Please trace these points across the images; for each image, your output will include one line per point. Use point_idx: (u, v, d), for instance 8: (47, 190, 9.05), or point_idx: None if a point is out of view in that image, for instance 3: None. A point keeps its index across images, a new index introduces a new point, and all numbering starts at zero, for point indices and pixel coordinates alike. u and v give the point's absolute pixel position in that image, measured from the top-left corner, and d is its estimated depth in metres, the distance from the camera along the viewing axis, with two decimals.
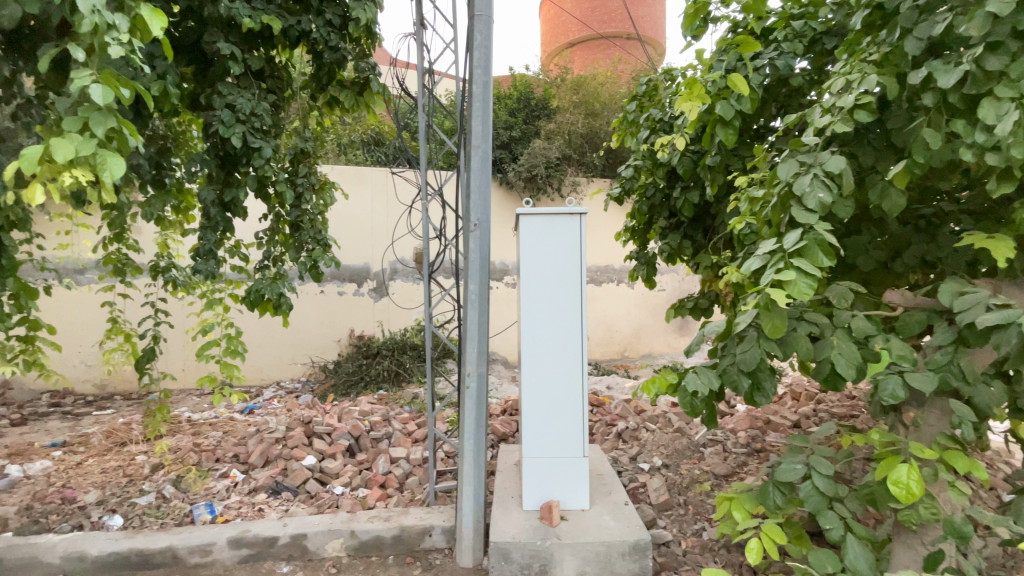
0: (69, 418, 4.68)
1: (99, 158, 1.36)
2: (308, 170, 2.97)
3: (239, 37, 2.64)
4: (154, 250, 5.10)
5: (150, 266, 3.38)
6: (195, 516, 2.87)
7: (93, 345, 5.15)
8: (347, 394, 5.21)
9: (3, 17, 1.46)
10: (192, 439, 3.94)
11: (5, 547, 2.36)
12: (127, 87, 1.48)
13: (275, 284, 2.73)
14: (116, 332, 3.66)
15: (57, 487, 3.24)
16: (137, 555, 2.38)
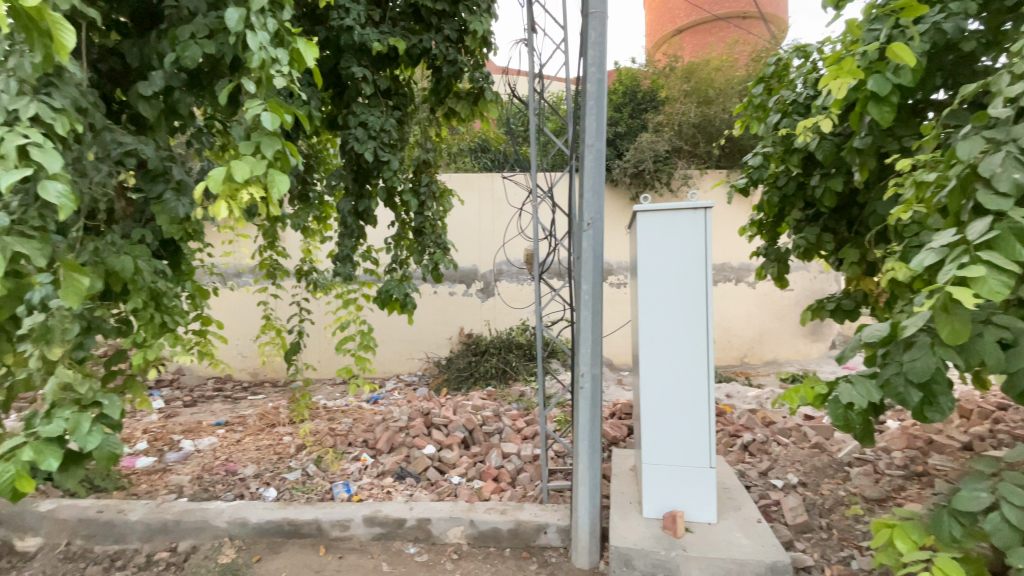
0: (230, 402, 5.48)
1: (269, 177, 1.57)
2: (429, 179, 3.16)
3: (370, 60, 2.90)
4: (297, 256, 5.80)
5: (296, 270, 3.85)
6: (335, 494, 3.20)
7: (249, 338, 6.00)
8: (459, 389, 5.47)
9: (190, 60, 1.74)
10: (328, 425, 4.40)
11: (184, 511, 2.74)
12: (288, 112, 1.69)
13: (402, 285, 2.96)
14: (269, 327, 4.20)
15: (223, 461, 3.80)
16: (288, 524, 2.69)
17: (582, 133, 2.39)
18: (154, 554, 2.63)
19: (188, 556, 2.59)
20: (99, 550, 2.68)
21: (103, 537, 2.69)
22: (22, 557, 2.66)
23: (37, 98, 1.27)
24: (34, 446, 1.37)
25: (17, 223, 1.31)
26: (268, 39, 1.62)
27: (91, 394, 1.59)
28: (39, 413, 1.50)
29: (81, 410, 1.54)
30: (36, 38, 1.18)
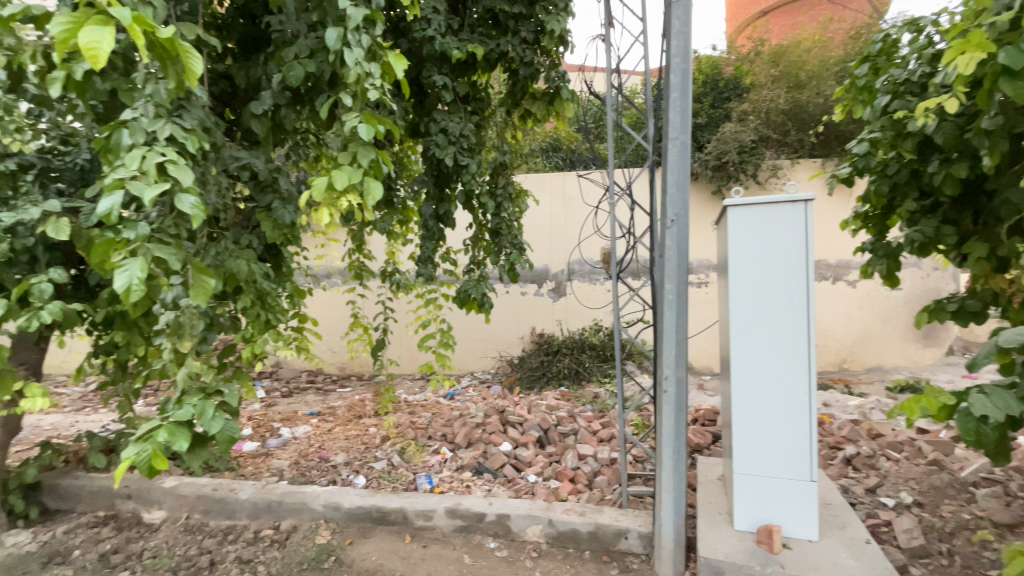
0: (321, 393, 5.90)
1: (365, 184, 1.68)
2: (505, 181, 3.21)
3: (449, 67, 3.00)
4: (380, 257, 6.14)
5: (380, 271, 4.06)
6: (418, 485, 3.34)
7: (338, 335, 6.44)
8: (532, 388, 5.50)
9: (294, 79, 1.90)
10: (410, 418, 4.61)
11: (286, 493, 2.98)
12: (381, 123, 1.80)
13: (479, 285, 3.02)
14: (357, 325, 4.46)
15: (317, 448, 4.10)
16: (377, 511, 2.84)
17: (665, 127, 2.32)
18: (260, 531, 2.88)
19: (289, 535, 2.81)
20: (213, 524, 2.97)
21: (217, 512, 2.98)
22: (150, 526, 3.00)
23: (172, 120, 1.44)
24: (169, 429, 1.55)
25: (157, 231, 1.49)
26: (363, 55, 1.73)
27: (214, 383, 1.76)
28: (172, 399, 1.69)
29: (206, 398, 1.71)
30: (171, 67, 1.34)
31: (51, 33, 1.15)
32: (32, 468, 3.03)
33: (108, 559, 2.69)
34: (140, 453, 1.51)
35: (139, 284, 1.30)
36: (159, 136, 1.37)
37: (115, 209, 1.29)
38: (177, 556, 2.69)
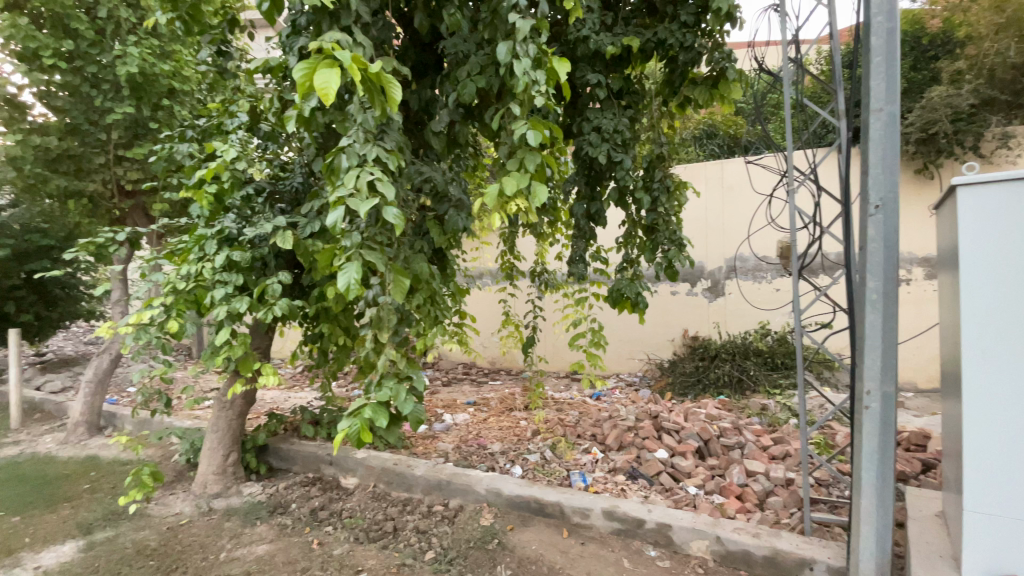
0: (475, 385, 6.32)
1: (532, 188, 1.76)
2: (663, 174, 3.08)
3: (603, 64, 2.96)
4: (529, 258, 6.38)
5: (530, 271, 4.19)
6: (572, 481, 3.38)
7: (491, 332, 6.87)
8: (685, 395, 5.19)
9: (465, 93, 2.07)
10: (559, 415, 4.69)
11: (453, 474, 3.26)
12: (546, 127, 1.86)
13: (633, 284, 2.92)
14: (508, 322, 4.63)
15: (475, 435, 4.41)
16: (535, 502, 2.96)
17: (864, 97, 2.01)
18: (433, 506, 3.18)
19: (457, 513, 3.07)
20: (394, 494, 3.36)
21: (397, 485, 3.38)
22: (346, 490, 3.50)
23: (377, 142, 1.66)
24: (373, 407, 1.81)
25: (367, 238, 1.75)
26: (529, 64, 1.80)
27: (405, 369, 2.00)
28: (374, 382, 1.95)
29: (400, 381, 1.95)
30: (376, 96, 1.54)
31: (294, 78, 1.41)
32: (262, 434, 3.80)
33: (318, 514, 3.20)
34: (351, 426, 1.78)
35: (355, 284, 1.56)
36: (368, 158, 1.60)
37: (338, 221, 1.55)
38: (368, 519, 3.10)
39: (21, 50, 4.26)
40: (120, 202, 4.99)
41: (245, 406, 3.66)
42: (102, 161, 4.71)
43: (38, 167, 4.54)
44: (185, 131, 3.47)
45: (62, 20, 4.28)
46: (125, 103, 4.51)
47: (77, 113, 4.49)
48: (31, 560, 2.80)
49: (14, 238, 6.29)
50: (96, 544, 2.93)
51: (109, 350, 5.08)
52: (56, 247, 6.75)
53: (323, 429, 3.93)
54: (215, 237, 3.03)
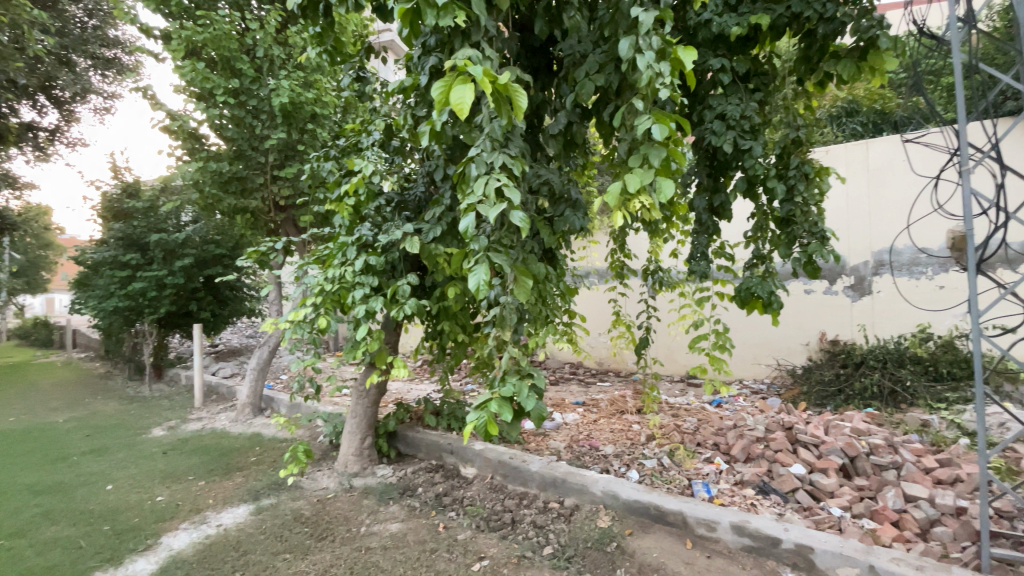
0: (583, 385, 6.29)
1: (657, 183, 1.72)
2: (799, 161, 2.82)
3: (727, 47, 2.78)
4: (641, 256, 6.19)
5: (644, 269, 4.04)
6: (694, 491, 3.21)
7: (601, 332, 6.78)
8: (824, 405, 4.68)
9: (585, 93, 2.08)
10: (675, 420, 4.49)
11: (568, 473, 3.28)
12: (672, 120, 1.80)
13: (765, 282, 2.70)
14: (620, 322, 4.50)
15: (586, 436, 4.38)
16: (655, 509, 2.88)
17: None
18: (549, 502, 3.24)
19: (573, 511, 3.09)
20: (511, 487, 3.47)
21: (513, 478, 3.49)
22: (466, 479, 3.70)
23: (503, 149, 1.73)
24: (498, 401, 1.88)
25: (494, 241, 1.83)
26: (653, 57, 1.75)
27: (527, 366, 2.05)
28: (497, 377, 2.02)
29: (522, 378, 2.01)
30: (503, 105, 1.62)
31: (433, 96, 1.53)
32: (391, 421, 4.17)
33: (442, 499, 3.42)
34: (479, 418, 1.88)
35: (484, 285, 1.65)
36: (496, 165, 1.68)
37: (469, 227, 1.65)
38: (488, 508, 3.24)
39: (202, 92, 5.10)
40: (274, 215, 5.85)
41: (378, 395, 4.03)
42: (261, 181, 5.48)
43: (215, 188, 5.41)
44: (329, 151, 3.92)
45: (231, 63, 5.07)
46: (278, 130, 5.20)
47: (242, 141, 5.27)
48: (215, 518, 3.30)
49: (196, 249, 7.56)
50: (263, 509, 3.40)
51: (268, 342, 5.91)
52: (226, 256, 8.00)
53: (444, 420, 4.20)
54: (355, 244, 3.39)
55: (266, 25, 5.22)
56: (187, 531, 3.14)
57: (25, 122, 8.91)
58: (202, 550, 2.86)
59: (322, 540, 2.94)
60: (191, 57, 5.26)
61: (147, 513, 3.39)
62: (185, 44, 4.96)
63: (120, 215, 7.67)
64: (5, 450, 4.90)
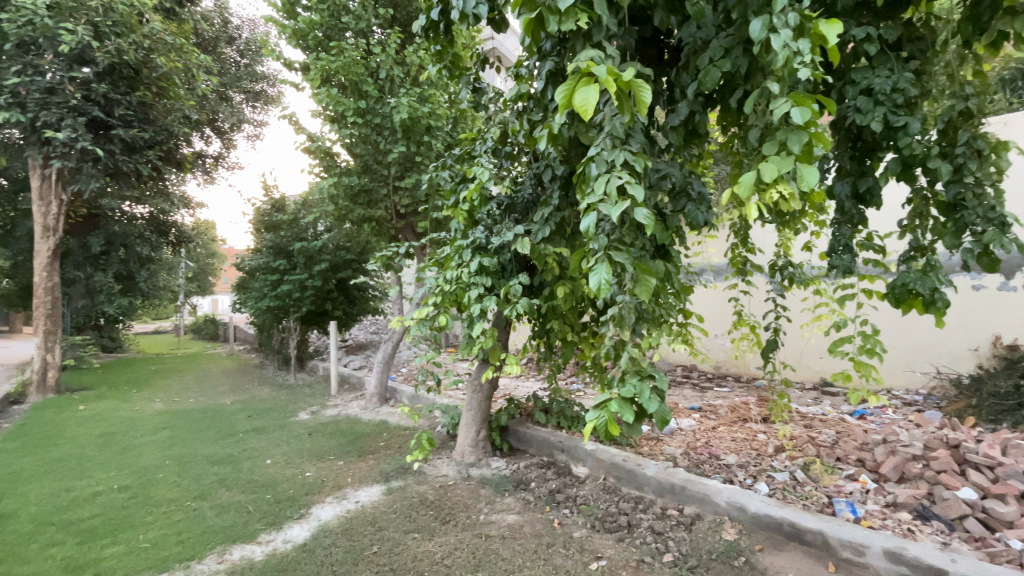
0: (699, 390, 5.97)
1: (797, 171, 1.61)
2: (970, 136, 2.42)
3: (873, 14, 2.46)
4: (766, 251, 5.71)
5: (771, 265, 3.74)
6: (836, 510, 2.90)
7: (719, 334, 6.36)
8: (999, 422, 3.90)
9: (710, 81, 1.99)
10: (808, 431, 4.08)
11: (687, 480, 3.15)
12: (814, 100, 1.65)
13: (927, 277, 2.34)
14: (742, 323, 4.18)
15: (704, 443, 4.16)
16: (790, 526, 2.67)
17: None
18: (666, 509, 3.13)
19: (694, 521, 2.96)
20: (625, 490, 3.41)
21: (627, 481, 3.42)
22: (578, 478, 3.71)
23: (624, 147, 1.70)
24: (618, 402, 1.85)
25: (613, 239, 1.80)
26: (791, 34, 1.62)
27: (648, 368, 1.97)
28: (616, 378, 1.99)
29: (642, 379, 1.94)
30: (626, 103, 1.60)
31: (556, 100, 1.56)
32: (504, 416, 4.32)
33: (555, 496, 3.47)
34: (599, 418, 1.86)
35: (606, 284, 1.62)
36: (616, 163, 1.65)
37: (591, 226, 1.64)
38: (602, 509, 3.22)
39: (335, 114, 5.71)
40: (396, 222, 6.38)
41: (491, 391, 4.20)
42: (385, 192, 5.99)
43: (346, 200, 6.03)
44: (446, 161, 4.16)
45: (358, 85, 5.58)
46: (399, 144, 5.64)
47: (368, 156, 5.79)
48: (354, 495, 3.68)
49: (330, 255, 8.49)
50: (393, 490, 3.72)
51: (391, 338, 6.43)
52: (355, 260, 8.86)
53: (554, 417, 4.25)
54: (470, 246, 3.56)
55: (387, 49, 5.70)
56: (331, 505, 3.53)
57: (197, 151, 10.63)
58: (345, 523, 3.21)
59: (446, 524, 3.14)
60: (325, 84, 5.91)
61: (299, 486, 3.88)
62: (320, 73, 5.58)
63: (269, 227, 8.85)
64: (190, 425, 5.91)
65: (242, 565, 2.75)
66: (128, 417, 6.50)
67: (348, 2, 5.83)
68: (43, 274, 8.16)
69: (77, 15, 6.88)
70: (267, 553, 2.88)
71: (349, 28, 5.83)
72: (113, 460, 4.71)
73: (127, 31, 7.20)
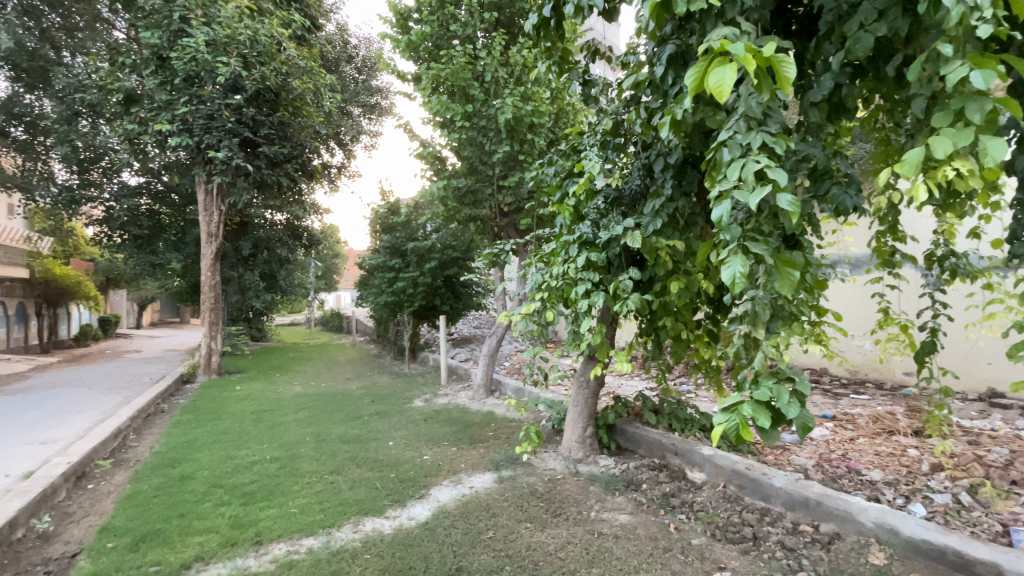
0: (831, 396, 5.38)
1: (977, 145, 1.38)
2: None
3: None
4: (925, 240, 4.95)
5: (928, 256, 3.24)
6: (1016, 542, 2.44)
7: (865, 335, 5.67)
8: None
9: (861, 49, 1.77)
10: (974, 449, 3.48)
11: (823, 495, 2.86)
12: (1002, 59, 1.40)
13: None
14: (890, 322, 3.67)
15: (840, 455, 3.73)
16: (955, 555, 2.30)
17: None
18: (798, 524, 2.87)
19: (833, 540, 2.68)
20: (749, 500, 3.18)
21: (751, 491, 3.19)
22: (694, 483, 3.52)
23: (761, 129, 1.58)
24: (752, 405, 1.71)
25: (748, 230, 1.67)
26: None
27: (786, 370, 1.82)
28: (749, 379, 1.85)
29: (779, 381, 1.79)
30: (765, 81, 1.49)
31: (686, 85, 1.49)
32: (611, 414, 4.26)
33: (670, 499, 3.33)
34: (728, 422, 1.73)
35: (741, 277, 1.50)
36: (752, 146, 1.54)
37: (724, 215, 1.53)
38: (724, 518, 3.04)
39: (444, 119, 6.01)
40: (500, 220, 6.57)
41: (597, 387, 4.15)
42: (490, 191, 6.18)
43: (454, 201, 6.34)
44: (551, 157, 4.17)
45: (465, 90, 5.81)
46: (504, 144, 5.78)
47: (474, 157, 6.02)
48: (468, 480, 3.86)
49: (438, 254, 8.98)
50: (504, 479, 3.84)
51: (496, 332, 6.62)
52: (461, 258, 9.27)
53: (665, 418, 4.09)
54: (577, 242, 3.47)
55: (492, 51, 5.86)
56: (448, 488, 3.74)
57: (325, 162, 11.83)
58: (461, 506, 3.38)
59: (557, 517, 3.16)
60: (435, 91, 6.23)
61: (418, 468, 4.16)
62: (431, 82, 5.91)
63: (385, 228, 9.58)
64: (323, 407, 6.61)
65: (374, 536, 3.01)
66: (274, 397, 7.46)
67: (456, 11, 6.08)
68: (208, 274, 9.62)
69: (230, 50, 7.96)
70: (394, 528, 3.13)
71: (457, 36, 6.09)
72: (264, 434, 5.43)
73: (269, 59, 8.21)
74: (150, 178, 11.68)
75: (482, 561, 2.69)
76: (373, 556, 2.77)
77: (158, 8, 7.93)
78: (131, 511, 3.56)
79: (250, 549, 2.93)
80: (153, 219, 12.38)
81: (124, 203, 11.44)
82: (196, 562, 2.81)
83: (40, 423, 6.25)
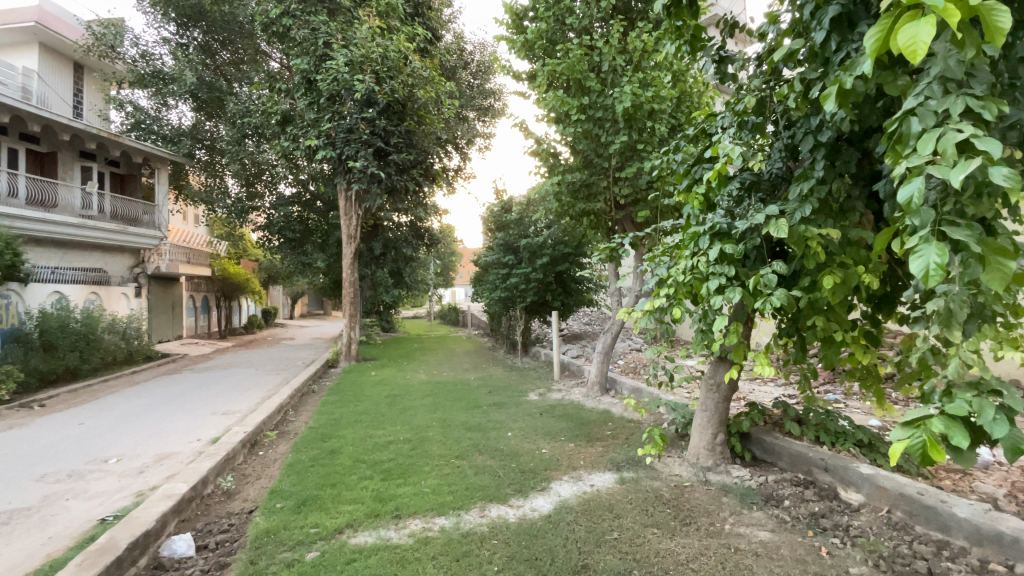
0: None
1: None
2: None
3: None
4: None
5: None
6: None
7: None
8: None
9: None
10: None
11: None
12: None
13: None
14: None
15: None
16: None
17: None
18: (988, 562, 2.40)
19: None
20: (921, 530, 2.73)
21: (925, 520, 2.72)
22: (849, 505, 3.11)
23: (963, 92, 1.34)
24: (944, 419, 1.41)
25: (944, 213, 1.41)
26: None
27: (991, 382, 1.50)
28: (939, 390, 1.55)
29: (981, 395, 1.48)
30: (971, 34, 1.24)
31: (865, 46, 1.29)
32: (745, 421, 3.92)
33: (819, 520, 2.98)
34: (911, 439, 1.45)
35: (937, 268, 1.26)
36: (952, 113, 1.30)
37: (913, 195, 1.30)
38: (889, 547, 2.63)
39: (560, 115, 6.00)
40: (615, 213, 6.37)
41: (729, 392, 3.84)
42: (605, 184, 6.04)
43: (568, 196, 6.32)
44: (676, 144, 3.94)
45: (581, 83, 5.73)
46: (621, 134, 5.60)
47: (590, 150, 5.94)
48: (589, 478, 3.83)
49: (551, 250, 9.00)
50: (626, 480, 3.74)
51: (611, 329, 6.48)
52: (573, 253, 9.22)
53: (811, 429, 3.64)
54: (708, 233, 3.18)
55: (609, 41, 5.69)
56: (569, 483, 3.75)
57: (444, 165, 12.53)
58: (583, 503, 3.35)
59: (687, 525, 3.00)
60: (550, 87, 6.25)
61: (538, 461, 4.22)
62: (546, 78, 5.93)
63: (499, 226, 9.89)
64: (445, 395, 7.03)
65: (500, 523, 3.12)
66: (403, 384, 8.11)
67: (572, 3, 6.02)
68: (348, 271, 10.75)
69: (365, 67, 8.77)
70: (518, 517, 3.22)
71: (572, 29, 6.03)
72: (396, 417, 5.94)
73: (397, 73, 8.91)
74: (300, 188, 13.36)
75: (609, 561, 2.64)
76: (500, 542, 2.88)
77: (306, 36, 9.02)
78: (293, 477, 4.10)
79: (392, 522, 3.21)
80: (303, 224, 14.14)
81: (281, 211, 13.24)
82: (347, 529, 3.15)
83: (223, 398, 7.48)
